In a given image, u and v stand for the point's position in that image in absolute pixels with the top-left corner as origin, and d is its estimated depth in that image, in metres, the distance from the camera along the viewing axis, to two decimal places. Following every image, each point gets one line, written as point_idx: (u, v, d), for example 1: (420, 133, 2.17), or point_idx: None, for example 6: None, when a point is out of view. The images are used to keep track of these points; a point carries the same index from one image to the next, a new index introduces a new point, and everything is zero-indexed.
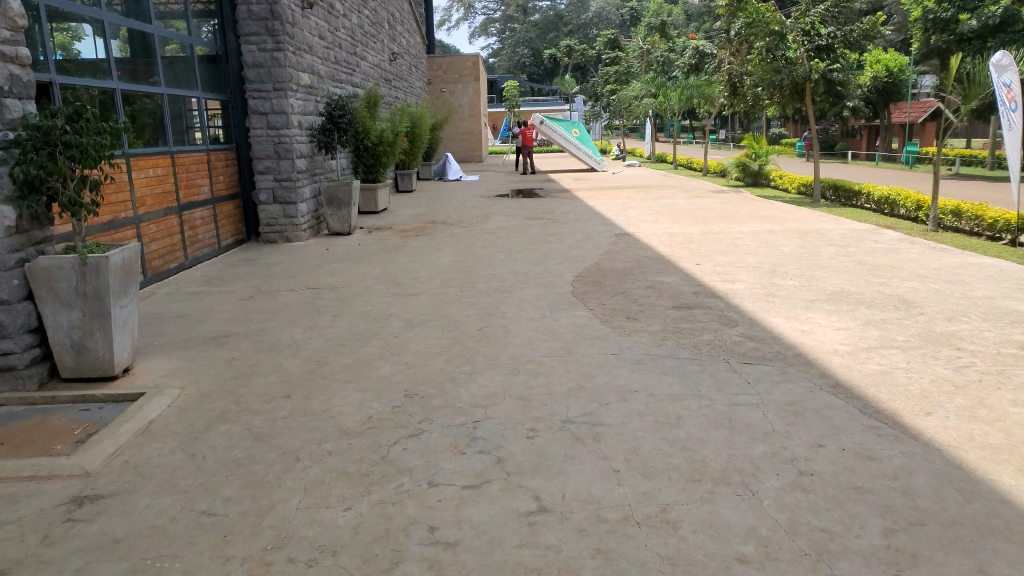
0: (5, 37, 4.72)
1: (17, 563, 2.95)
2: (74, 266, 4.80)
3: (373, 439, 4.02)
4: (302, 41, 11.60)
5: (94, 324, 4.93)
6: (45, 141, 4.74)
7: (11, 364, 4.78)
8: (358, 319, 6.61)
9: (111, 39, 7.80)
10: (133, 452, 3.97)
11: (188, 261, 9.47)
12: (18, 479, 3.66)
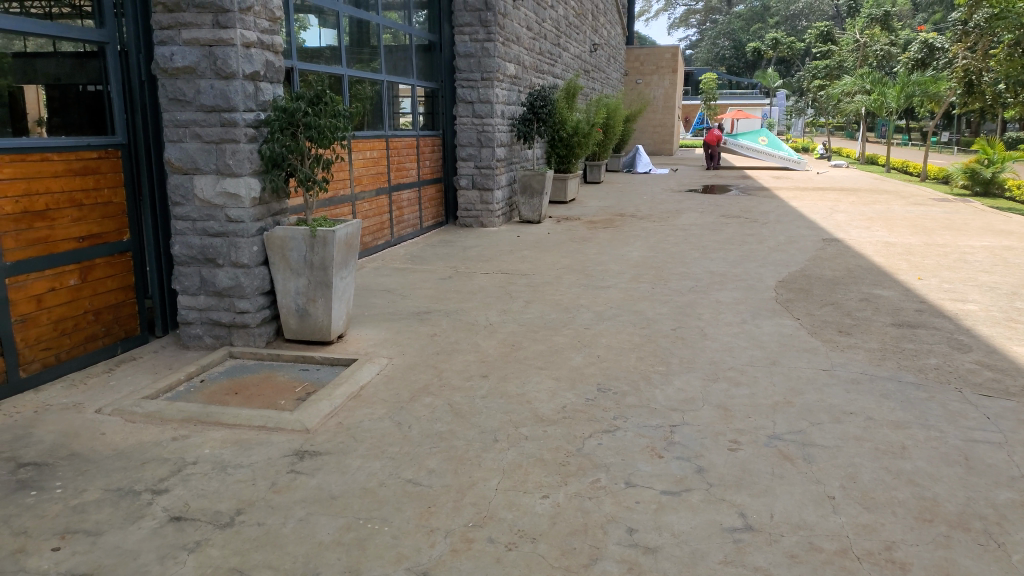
0: (265, 27, 5.28)
1: (251, 505, 3.25)
2: (304, 237, 5.20)
3: (569, 430, 4.01)
4: (510, 32, 11.87)
5: (317, 292, 5.31)
6: (290, 122, 5.20)
7: (245, 322, 5.30)
8: (550, 307, 6.66)
9: (339, 30, 8.41)
10: (347, 414, 4.24)
11: (394, 239, 10.05)
12: (251, 426, 4.04)
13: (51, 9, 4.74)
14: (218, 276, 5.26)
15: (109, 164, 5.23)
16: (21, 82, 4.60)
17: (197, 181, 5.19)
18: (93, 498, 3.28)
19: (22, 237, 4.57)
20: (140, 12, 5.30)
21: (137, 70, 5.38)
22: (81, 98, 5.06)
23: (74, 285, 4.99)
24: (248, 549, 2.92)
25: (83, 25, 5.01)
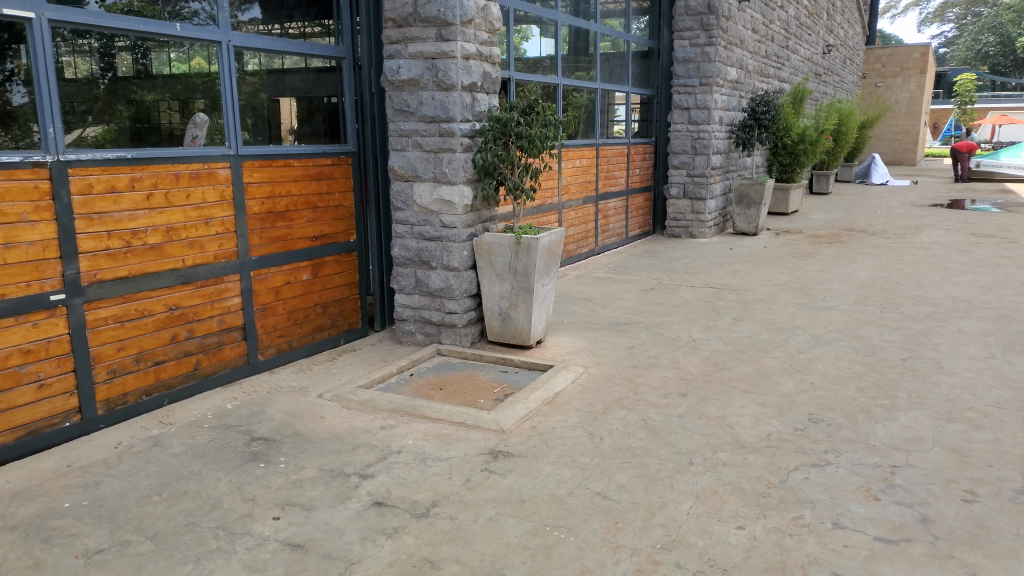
0: (484, 39, 5.52)
1: (445, 498, 3.38)
2: (511, 244, 5.35)
3: (771, 459, 3.75)
4: (733, 35, 11.44)
5: (519, 297, 5.43)
6: (503, 132, 5.39)
7: (453, 322, 5.56)
8: (760, 326, 6.29)
9: (558, 40, 8.58)
10: (541, 420, 4.28)
11: (599, 248, 10.07)
12: (450, 422, 4.21)
13: (303, 28, 5.40)
14: (430, 277, 5.58)
15: (341, 171, 5.75)
16: (273, 96, 5.19)
17: (416, 188, 5.53)
18: (310, 476, 3.60)
19: (266, 235, 5.15)
20: (374, 29, 5.77)
21: (368, 83, 5.85)
22: (321, 109, 5.62)
23: (307, 280, 5.53)
24: (440, 541, 3.04)
25: (323, 43, 5.56)
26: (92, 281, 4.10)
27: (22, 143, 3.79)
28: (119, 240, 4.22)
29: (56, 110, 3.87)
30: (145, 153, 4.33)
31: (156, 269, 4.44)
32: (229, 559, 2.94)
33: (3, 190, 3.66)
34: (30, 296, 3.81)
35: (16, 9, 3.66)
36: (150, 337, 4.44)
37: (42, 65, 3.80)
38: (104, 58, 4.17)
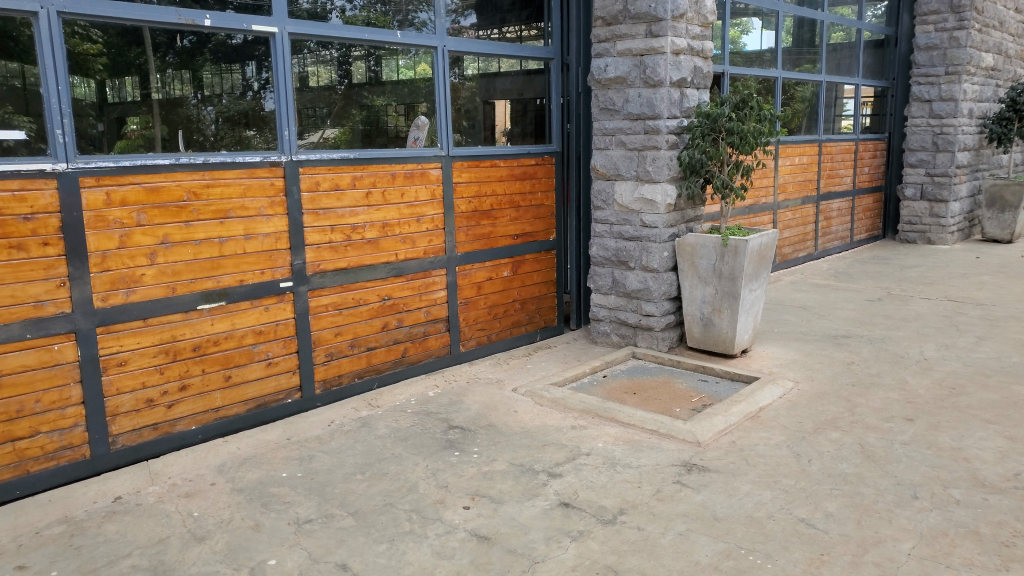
0: (697, 33, 5.31)
1: (633, 507, 3.27)
2: (716, 246, 5.09)
3: (1019, 503, 3.21)
4: (991, 16, 10.11)
5: (723, 302, 5.14)
6: (712, 128, 5.13)
7: (650, 325, 5.40)
8: (1012, 348, 5.46)
9: (781, 31, 8.07)
10: (741, 435, 4.02)
11: (817, 252, 9.33)
12: (643, 429, 4.08)
13: (519, 32, 5.55)
14: (628, 278, 5.46)
15: (545, 170, 5.80)
16: (485, 98, 5.36)
17: (618, 187, 5.44)
18: (501, 469, 3.65)
19: (472, 233, 5.33)
20: (583, 29, 5.77)
21: (575, 83, 5.85)
22: (530, 109, 5.70)
23: (508, 276, 5.65)
24: (626, 550, 2.94)
25: (535, 45, 5.65)
26: (317, 271, 4.48)
27: (266, 145, 4.22)
28: (341, 234, 4.57)
29: (291, 116, 4.27)
30: (367, 154, 4.65)
31: (372, 261, 4.75)
32: (420, 543, 3.05)
33: (245, 187, 4.11)
34: (263, 282, 4.25)
35: (263, 25, 4.11)
36: (364, 325, 4.77)
37: (285, 75, 4.23)
38: (342, 66, 4.52)
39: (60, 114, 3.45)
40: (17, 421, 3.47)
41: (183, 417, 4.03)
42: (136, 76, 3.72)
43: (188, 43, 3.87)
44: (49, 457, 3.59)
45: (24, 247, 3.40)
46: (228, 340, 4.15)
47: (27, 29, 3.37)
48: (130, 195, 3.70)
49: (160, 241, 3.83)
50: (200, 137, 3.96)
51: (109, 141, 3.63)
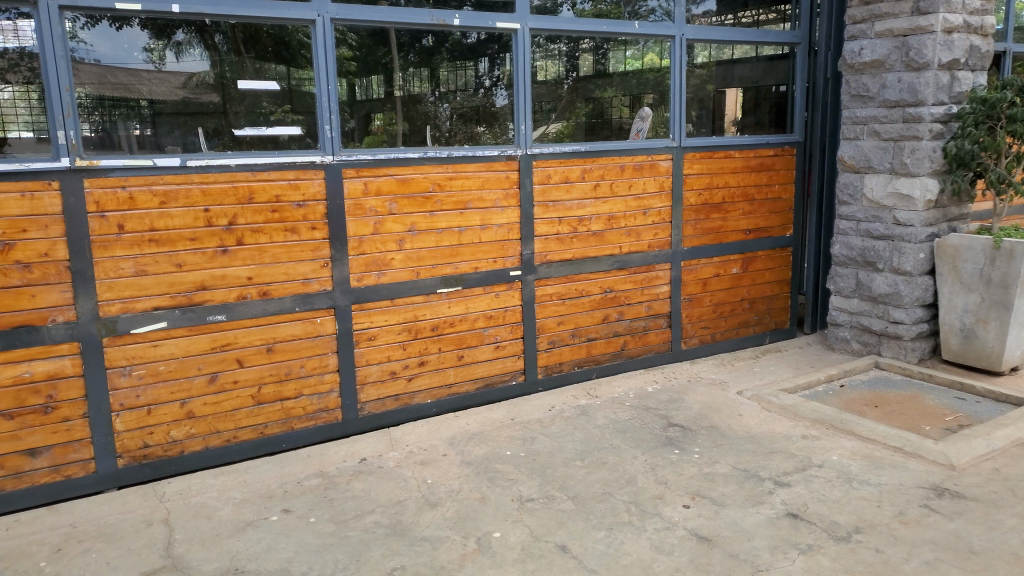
0: (975, 8, 4.76)
1: (871, 527, 3.02)
2: (986, 248, 4.54)
3: None
4: None
5: (990, 312, 4.57)
6: (989, 115, 4.55)
7: (898, 333, 4.94)
8: None
9: None
10: (1007, 463, 3.55)
11: None
12: (886, 445, 3.75)
13: (757, 16, 5.29)
14: (875, 281, 5.04)
15: (784, 162, 5.51)
16: (720, 86, 5.21)
17: (868, 181, 5.03)
18: (723, 472, 3.55)
19: (700, 227, 5.20)
20: (835, 10, 5.39)
21: (824, 68, 5.51)
22: (769, 98, 5.45)
23: (737, 274, 5.45)
24: (861, 572, 2.73)
25: (777, 30, 5.37)
26: (544, 261, 4.63)
27: (502, 139, 4.44)
28: (568, 226, 4.68)
29: (527, 111, 4.47)
30: (596, 148, 4.72)
31: (597, 254, 4.82)
32: (638, 535, 3.06)
33: (483, 180, 4.37)
34: (495, 270, 4.48)
35: (506, 22, 4.34)
36: (586, 316, 4.85)
37: (517, 70, 4.43)
38: (569, 60, 4.61)
39: (328, 111, 3.91)
40: (286, 382, 4.01)
41: (421, 391, 4.37)
42: (382, 75, 4.04)
43: (429, 42, 4.15)
44: (310, 417, 4.09)
45: (296, 230, 3.90)
46: (462, 322, 4.43)
47: (305, 35, 3.83)
48: (384, 185, 4.09)
49: (407, 229, 4.18)
50: (435, 131, 4.24)
51: (359, 136, 4.03)
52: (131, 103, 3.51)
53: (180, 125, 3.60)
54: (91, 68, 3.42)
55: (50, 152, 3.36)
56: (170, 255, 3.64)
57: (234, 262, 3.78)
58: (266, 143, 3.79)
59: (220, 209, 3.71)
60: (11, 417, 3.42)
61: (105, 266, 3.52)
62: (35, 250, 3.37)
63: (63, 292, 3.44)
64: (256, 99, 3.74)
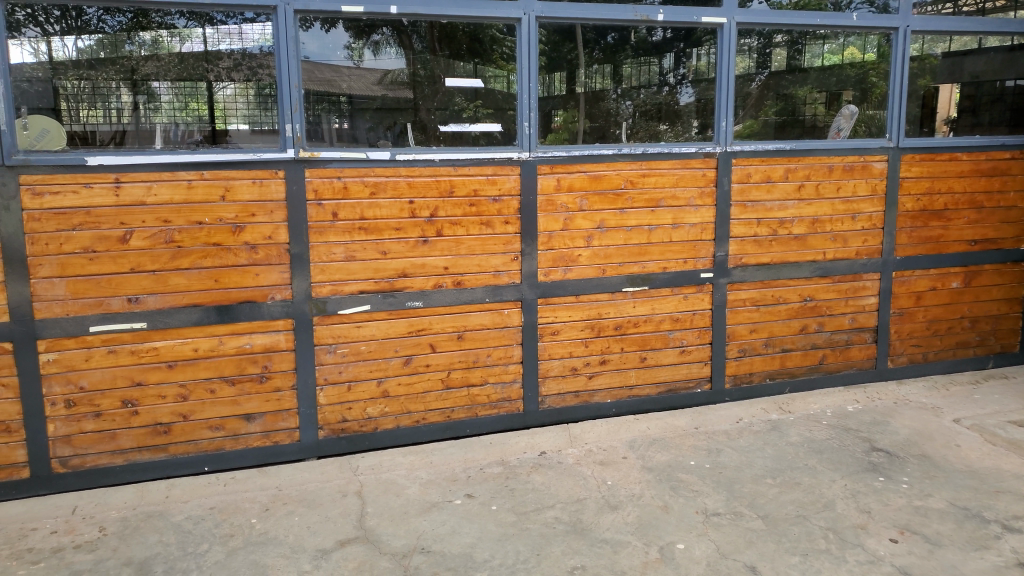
0: None
1: None
2: None
3: None
4: None
5: None
6: None
7: None
8: None
9: None
10: None
11: None
12: None
13: (983, 3, 4.75)
14: None
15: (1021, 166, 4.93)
16: (948, 81, 4.77)
17: None
18: (938, 507, 3.22)
19: (916, 234, 4.77)
20: None
21: None
22: (999, 95, 4.87)
23: (957, 288, 4.94)
24: None
25: (1010, 17, 4.82)
26: (738, 264, 4.48)
27: (701, 135, 4.37)
28: (767, 228, 4.50)
29: (731, 104, 4.37)
30: (804, 145, 4.49)
31: (797, 258, 4.57)
32: (838, 566, 2.84)
33: (678, 178, 4.32)
34: (685, 271, 4.40)
35: (712, 17, 4.27)
36: (782, 325, 4.63)
37: (703, 65, 4.34)
38: (760, 56, 4.41)
39: (529, 108, 4.06)
40: (473, 369, 4.19)
41: (601, 390, 4.39)
42: (565, 73, 4.13)
43: (613, 39, 4.18)
44: (493, 405, 4.25)
45: (491, 224, 4.09)
46: (646, 323, 4.39)
47: (513, 34, 4.02)
48: (577, 182, 4.17)
49: (597, 226, 4.23)
50: (619, 128, 4.25)
51: (541, 134, 4.11)
52: (332, 98, 3.81)
53: (375, 120, 3.88)
54: (301, 65, 3.75)
55: (279, 143, 3.76)
56: (376, 243, 3.95)
57: (432, 252, 4.03)
58: (458, 138, 4.00)
59: (423, 201, 3.98)
60: (233, 383, 3.86)
61: (319, 250, 3.87)
62: (261, 233, 3.78)
63: (282, 273, 3.84)
64: (448, 97, 3.97)
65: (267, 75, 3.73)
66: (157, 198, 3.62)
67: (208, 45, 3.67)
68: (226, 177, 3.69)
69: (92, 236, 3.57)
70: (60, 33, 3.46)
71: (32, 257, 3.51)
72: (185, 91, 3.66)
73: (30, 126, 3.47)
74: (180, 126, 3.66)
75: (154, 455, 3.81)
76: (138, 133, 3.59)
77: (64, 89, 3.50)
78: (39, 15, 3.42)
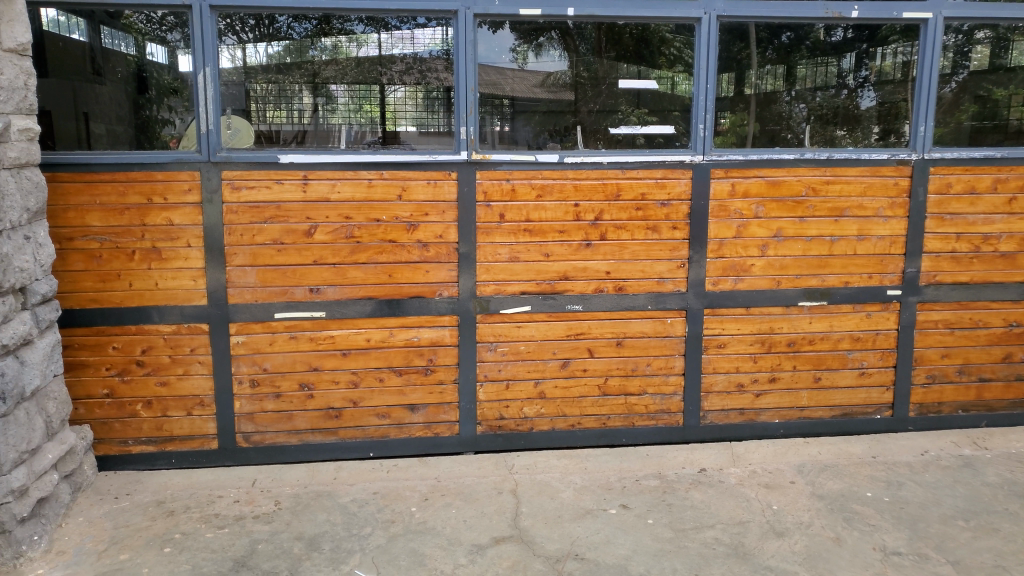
0: None
1: None
2: None
3: None
4: None
5: None
6: None
7: None
8: None
9: None
10: None
11: None
12: None
13: None
14: None
15: None
16: None
17: None
18: None
19: None
20: None
21: None
22: None
23: None
24: None
25: None
26: (931, 281, 4.14)
27: (884, 141, 4.07)
28: (968, 244, 4.13)
29: (931, 108, 4.02)
30: (1016, 153, 4.08)
31: (1003, 279, 4.18)
32: None
33: (866, 186, 4.05)
34: (869, 287, 4.12)
35: (916, 12, 3.94)
36: (980, 351, 4.24)
37: (888, 65, 4.03)
38: (959, 54, 4.05)
39: (705, 109, 3.92)
40: (632, 378, 4.12)
41: (768, 409, 4.20)
42: (734, 73, 3.94)
43: (787, 39, 3.96)
44: (651, 416, 4.16)
45: (657, 229, 4.00)
46: (824, 341, 4.16)
47: (691, 33, 3.91)
48: (753, 187, 4.00)
49: (773, 234, 4.05)
50: (791, 133, 4.02)
51: (710, 139, 3.95)
52: (495, 101, 3.85)
53: (539, 124, 3.88)
54: (470, 67, 3.81)
55: (453, 146, 3.85)
56: (540, 245, 3.96)
57: (595, 256, 3.99)
58: (620, 141, 3.93)
59: (589, 205, 3.95)
60: (400, 373, 4.02)
61: (486, 250, 3.94)
62: (433, 232, 3.90)
63: (449, 270, 3.94)
64: (612, 99, 3.89)
65: (436, 79, 3.83)
66: (340, 195, 3.83)
67: (382, 50, 3.81)
68: (403, 177, 3.84)
69: (281, 229, 3.83)
70: (253, 41, 3.71)
71: (229, 247, 3.81)
72: (359, 93, 3.82)
73: (233, 126, 3.77)
74: (353, 127, 3.83)
75: (326, 437, 4.03)
76: (317, 133, 3.81)
77: (254, 92, 3.76)
78: (236, 25, 3.70)
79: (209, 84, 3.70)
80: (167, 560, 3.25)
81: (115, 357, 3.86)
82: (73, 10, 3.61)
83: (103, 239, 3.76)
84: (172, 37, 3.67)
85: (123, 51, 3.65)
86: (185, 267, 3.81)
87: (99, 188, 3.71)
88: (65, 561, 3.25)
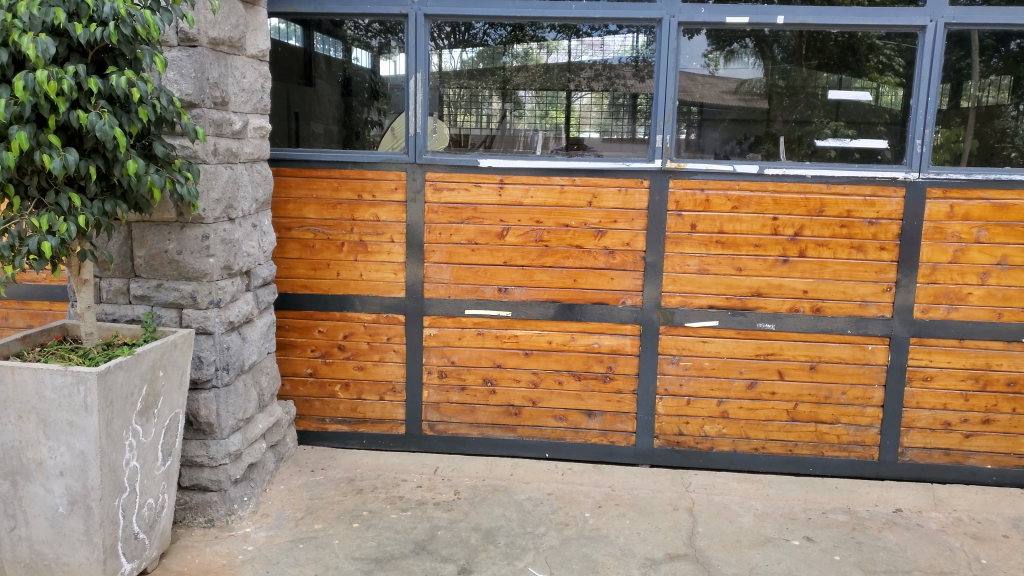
0: None
1: None
2: None
3: None
4: None
5: None
6: None
7: None
8: None
9: None
10: None
11: None
12: None
13: None
14: None
15: None
16: None
17: None
18: None
19: None
20: None
21: None
22: None
23: None
24: None
25: None
26: None
27: None
28: None
29: None
30: None
31: None
32: None
33: None
34: None
35: None
36: None
37: None
38: None
39: (924, 124, 3.65)
40: (824, 406, 3.91)
41: (979, 452, 3.86)
42: (950, 84, 3.64)
43: (1016, 47, 3.59)
44: (843, 447, 3.93)
45: (863, 249, 3.76)
46: None
47: (908, 40, 3.64)
48: (976, 210, 3.67)
49: (997, 262, 3.69)
50: (1015, 151, 3.66)
51: (930, 156, 3.67)
52: (684, 109, 3.79)
53: (728, 132, 3.77)
54: (668, 75, 3.75)
55: (647, 154, 3.83)
56: (732, 258, 3.84)
57: (792, 273, 3.82)
58: (820, 153, 3.74)
59: (789, 219, 3.78)
60: (579, 378, 4.04)
61: (674, 260, 3.87)
62: (620, 239, 3.89)
63: (635, 279, 3.91)
64: (810, 109, 3.70)
65: (624, 86, 3.82)
66: (533, 200, 3.91)
67: (571, 56, 3.83)
68: (595, 184, 3.87)
69: (476, 230, 3.96)
70: (449, 47, 3.88)
71: (428, 244, 4.00)
72: (546, 99, 3.87)
73: (438, 129, 3.95)
74: (539, 133, 3.90)
75: (504, 433, 4.13)
76: (503, 138, 3.91)
77: (447, 96, 3.92)
78: (434, 32, 3.88)
79: (419, 89, 3.89)
80: (356, 534, 3.47)
81: (319, 340, 4.16)
82: (293, 19, 3.95)
83: (317, 230, 4.07)
84: (375, 42, 3.91)
85: (333, 56, 3.93)
86: (387, 260, 4.04)
87: (315, 183, 4.02)
88: (268, 523, 3.55)
